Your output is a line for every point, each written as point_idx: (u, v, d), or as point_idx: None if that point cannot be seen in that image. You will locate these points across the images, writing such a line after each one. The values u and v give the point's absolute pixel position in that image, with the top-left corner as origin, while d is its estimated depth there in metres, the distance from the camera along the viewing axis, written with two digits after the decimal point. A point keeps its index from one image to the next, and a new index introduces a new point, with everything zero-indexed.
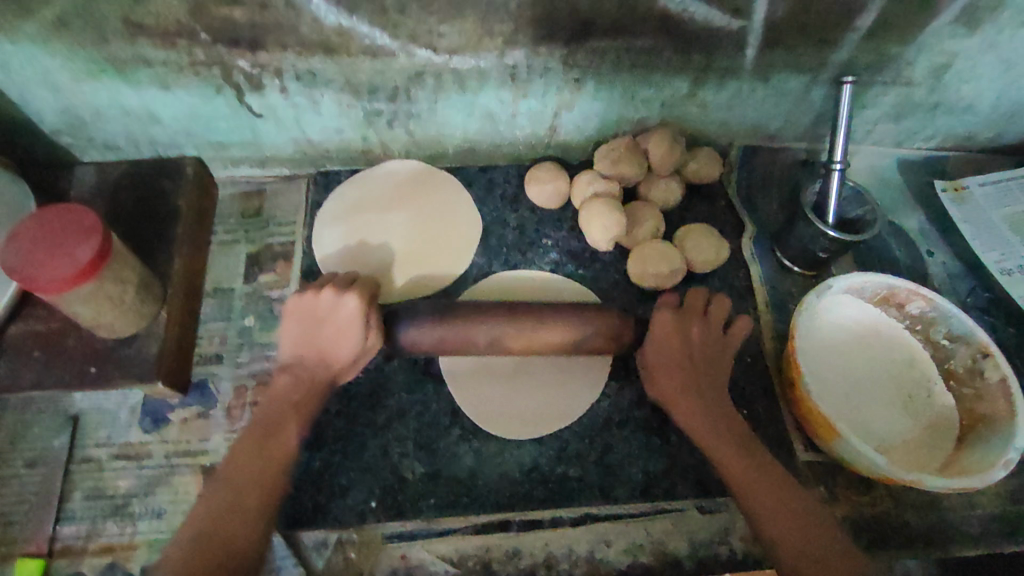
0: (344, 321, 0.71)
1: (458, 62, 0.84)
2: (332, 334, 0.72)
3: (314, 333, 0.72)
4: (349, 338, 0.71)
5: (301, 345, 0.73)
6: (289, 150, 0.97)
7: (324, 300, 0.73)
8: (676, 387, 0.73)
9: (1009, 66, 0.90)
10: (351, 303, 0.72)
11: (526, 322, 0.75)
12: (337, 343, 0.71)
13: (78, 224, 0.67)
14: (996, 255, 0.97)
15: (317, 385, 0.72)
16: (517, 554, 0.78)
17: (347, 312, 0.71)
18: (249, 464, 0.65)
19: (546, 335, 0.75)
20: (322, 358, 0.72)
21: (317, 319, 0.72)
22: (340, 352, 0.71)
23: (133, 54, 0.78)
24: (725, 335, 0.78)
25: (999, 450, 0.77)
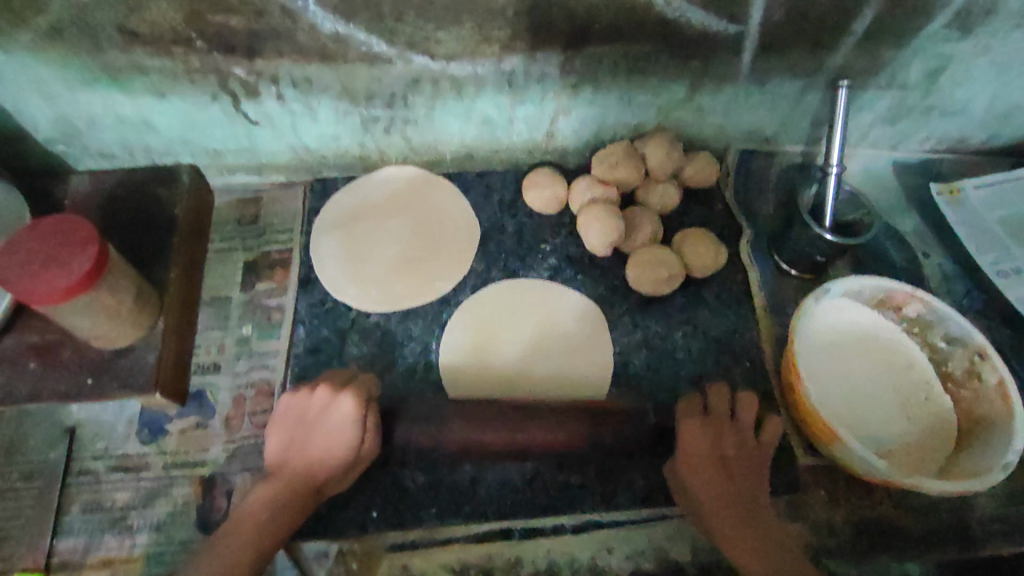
0: (338, 423, 0.68)
1: (455, 69, 0.83)
2: (322, 436, 0.68)
3: (304, 437, 0.69)
4: (341, 442, 0.68)
5: (288, 452, 0.69)
6: (285, 157, 0.97)
7: (317, 399, 0.70)
8: (705, 496, 0.69)
9: (1002, 69, 0.91)
10: (345, 405, 0.68)
11: (524, 424, 0.74)
12: (327, 447, 0.68)
13: (74, 235, 0.67)
14: (992, 256, 0.98)
15: (303, 491, 0.68)
16: (518, 563, 0.76)
17: (342, 414, 0.68)
18: (226, 546, 0.63)
19: (547, 437, 0.73)
20: (308, 465, 0.68)
21: (308, 423, 0.69)
22: (329, 458, 0.68)
23: (128, 63, 0.78)
24: (755, 442, 0.74)
25: (998, 452, 0.77)
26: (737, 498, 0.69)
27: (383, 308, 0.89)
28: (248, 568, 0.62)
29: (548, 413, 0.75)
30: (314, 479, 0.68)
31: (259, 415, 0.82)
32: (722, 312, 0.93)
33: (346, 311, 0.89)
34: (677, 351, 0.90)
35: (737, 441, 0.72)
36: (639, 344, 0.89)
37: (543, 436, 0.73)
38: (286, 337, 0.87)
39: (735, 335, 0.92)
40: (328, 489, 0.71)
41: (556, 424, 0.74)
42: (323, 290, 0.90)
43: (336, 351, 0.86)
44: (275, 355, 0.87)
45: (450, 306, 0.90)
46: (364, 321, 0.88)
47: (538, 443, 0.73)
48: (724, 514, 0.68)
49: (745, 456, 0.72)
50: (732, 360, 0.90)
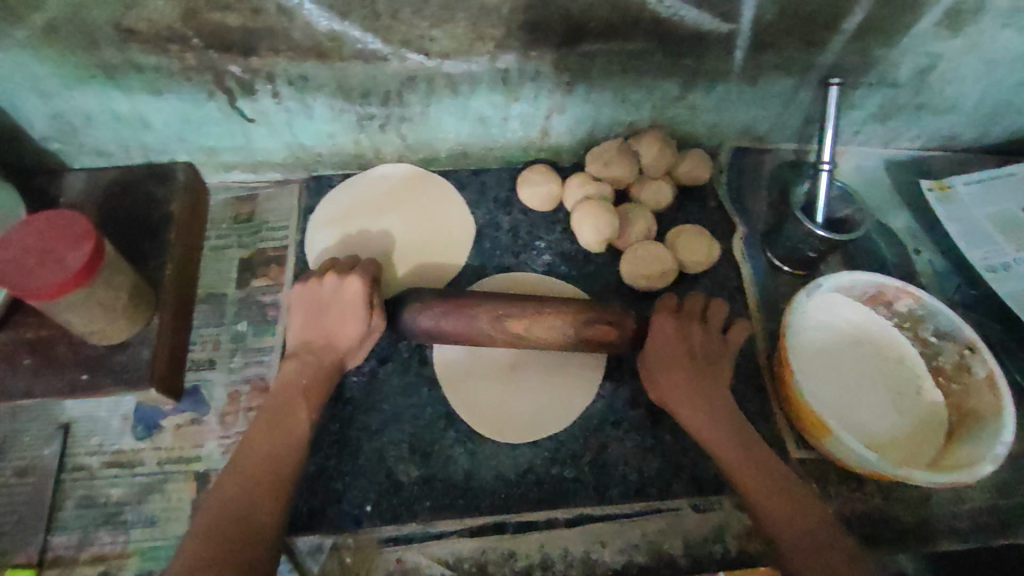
0: (348, 303, 0.75)
1: (451, 66, 0.84)
2: (338, 315, 0.75)
3: (321, 315, 0.76)
4: (353, 320, 0.74)
5: (308, 331, 0.76)
6: (281, 155, 0.97)
7: (328, 285, 0.76)
8: (675, 383, 0.74)
9: (992, 67, 0.92)
10: (355, 286, 0.75)
11: (514, 310, 0.75)
12: (342, 325, 0.75)
13: (69, 231, 0.67)
14: (980, 252, 0.99)
15: (325, 366, 0.74)
16: (513, 556, 0.74)
17: (351, 294, 0.75)
18: (263, 442, 0.67)
19: (534, 322, 0.75)
20: (331, 340, 0.75)
21: (323, 305, 0.76)
22: (346, 332, 0.74)
23: (124, 60, 0.78)
24: (720, 338, 0.79)
25: (987, 443, 0.78)
26: (703, 388, 0.74)
27: None
28: (298, 446, 0.68)
29: (545, 301, 0.76)
30: (336, 355, 0.75)
31: (254, 411, 0.82)
32: None
33: None
34: None
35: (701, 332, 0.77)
36: None
37: (531, 327, 0.74)
38: (281, 334, 0.88)
39: None
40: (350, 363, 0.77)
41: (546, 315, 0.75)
42: None
43: None
44: (270, 351, 0.87)
45: None
46: None
47: (524, 331, 0.75)
48: (688, 403, 0.74)
49: (712, 351, 0.77)
50: None
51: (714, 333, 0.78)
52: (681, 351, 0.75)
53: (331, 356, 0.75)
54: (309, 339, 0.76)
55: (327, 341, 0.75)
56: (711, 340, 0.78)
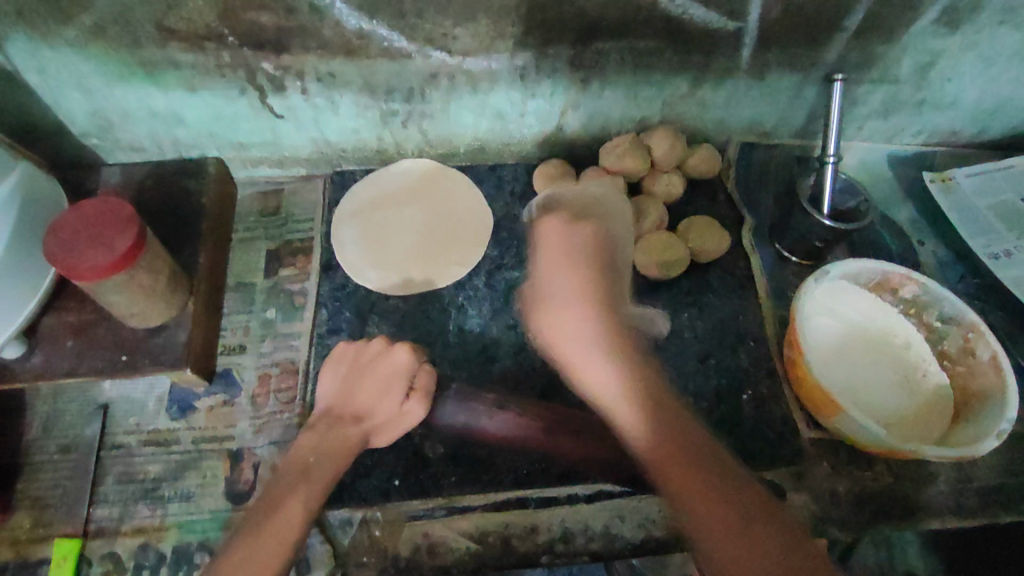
0: (390, 375, 0.75)
1: (471, 63, 0.88)
2: (375, 385, 0.75)
3: (356, 382, 0.76)
4: (388, 397, 0.74)
5: (338, 397, 0.75)
6: (307, 150, 1.01)
7: (373, 349, 0.78)
8: (563, 283, 0.74)
9: (989, 63, 0.96)
10: (400, 357, 0.76)
11: (555, 429, 0.76)
12: (375, 400, 0.74)
13: (116, 216, 0.71)
14: (983, 240, 1.02)
15: (350, 440, 0.72)
16: (535, 530, 0.79)
17: (396, 364, 0.76)
18: (264, 539, 0.61)
19: (569, 442, 0.75)
20: (357, 410, 0.74)
21: (363, 371, 0.76)
22: (378, 408, 0.74)
23: (164, 58, 0.82)
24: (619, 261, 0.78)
25: (992, 420, 0.81)
26: (593, 295, 0.73)
27: (401, 292, 0.92)
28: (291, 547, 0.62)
29: None
30: (363, 428, 0.73)
31: (284, 392, 0.85)
32: (726, 295, 0.97)
33: (366, 295, 0.92)
34: (683, 331, 0.94)
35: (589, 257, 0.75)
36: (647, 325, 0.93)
37: (563, 442, 0.75)
38: (309, 320, 0.91)
39: (738, 317, 0.95)
40: (375, 439, 0.75)
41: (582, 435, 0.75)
42: (343, 275, 0.94)
43: (357, 332, 0.89)
44: (299, 335, 0.90)
45: (466, 290, 0.94)
46: (384, 303, 0.92)
47: (557, 447, 0.76)
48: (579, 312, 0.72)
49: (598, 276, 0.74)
50: (736, 340, 0.93)
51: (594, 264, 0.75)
52: (566, 254, 0.76)
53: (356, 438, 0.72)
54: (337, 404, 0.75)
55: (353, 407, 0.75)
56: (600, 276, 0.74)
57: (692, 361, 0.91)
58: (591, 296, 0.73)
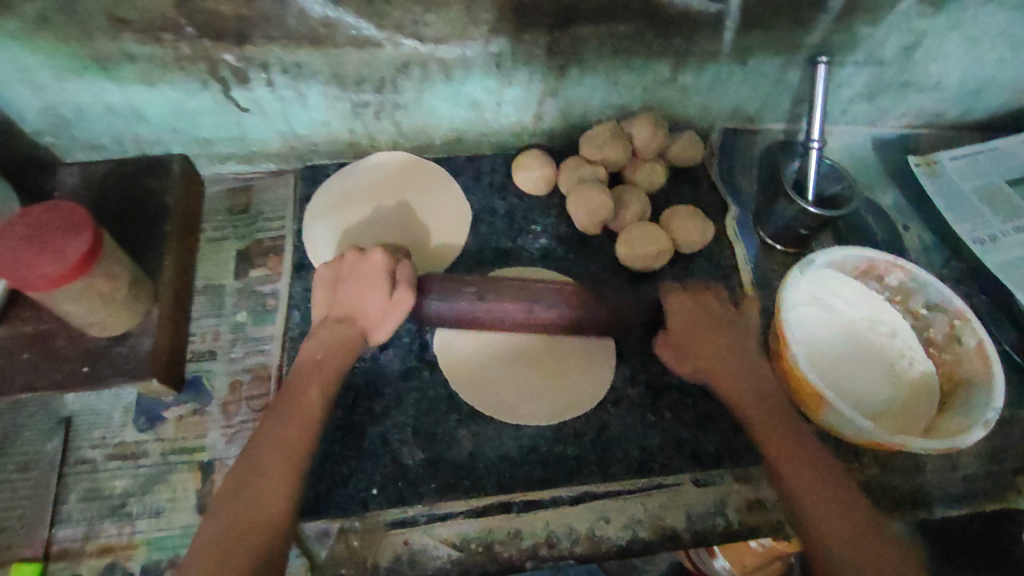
0: (370, 275, 0.74)
1: (445, 51, 0.84)
2: (359, 287, 0.74)
3: (343, 287, 0.75)
4: (374, 292, 0.73)
5: (331, 303, 0.76)
6: (276, 145, 0.97)
7: (349, 259, 0.76)
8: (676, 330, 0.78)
9: (974, 44, 0.94)
10: (377, 258, 0.75)
11: (538, 302, 0.78)
12: (364, 298, 0.74)
13: (68, 221, 0.66)
14: (969, 224, 1.01)
15: (345, 335, 0.73)
16: (519, 535, 0.76)
17: (374, 266, 0.74)
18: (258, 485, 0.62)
19: (557, 305, 0.79)
20: (349, 313, 0.74)
21: (344, 279, 0.76)
22: (368, 305, 0.73)
23: (117, 50, 0.78)
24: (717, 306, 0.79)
25: (978, 409, 0.80)
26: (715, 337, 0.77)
27: None
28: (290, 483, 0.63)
29: (568, 302, 0.79)
30: (357, 326, 0.74)
31: (257, 399, 0.82)
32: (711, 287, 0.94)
33: None
34: None
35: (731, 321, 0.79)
36: None
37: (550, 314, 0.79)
38: (280, 323, 0.88)
39: None
40: (375, 335, 0.75)
41: (569, 302, 0.79)
42: (316, 274, 0.90)
43: None
44: (271, 339, 0.87)
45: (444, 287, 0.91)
46: None
47: (547, 313, 0.79)
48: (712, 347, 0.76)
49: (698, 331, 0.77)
50: None
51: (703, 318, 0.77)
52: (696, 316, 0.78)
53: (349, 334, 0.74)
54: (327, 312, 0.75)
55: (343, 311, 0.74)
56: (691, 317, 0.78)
57: None
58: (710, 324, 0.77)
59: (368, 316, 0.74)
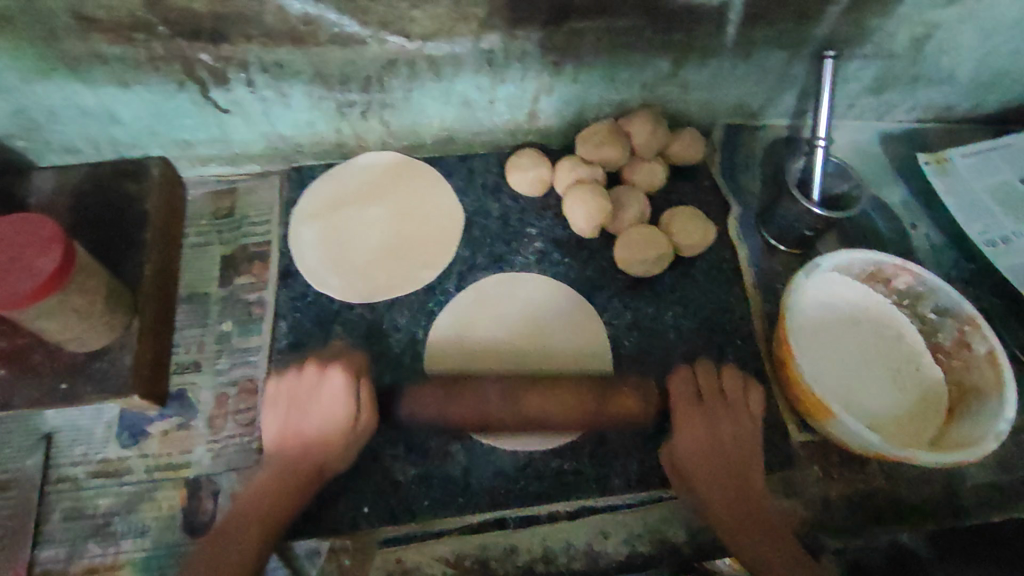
0: (330, 399, 0.69)
1: (433, 48, 0.80)
2: (319, 413, 0.69)
3: (300, 413, 0.70)
4: (333, 419, 0.69)
5: (286, 429, 0.70)
6: (260, 146, 0.93)
7: (307, 378, 0.71)
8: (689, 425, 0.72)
9: (988, 35, 0.89)
10: (335, 380, 0.70)
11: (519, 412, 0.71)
12: (322, 424, 0.69)
13: (35, 235, 0.63)
14: (979, 226, 0.97)
15: (303, 468, 0.69)
16: (514, 551, 0.77)
17: (331, 392, 0.69)
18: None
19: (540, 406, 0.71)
20: (304, 443, 0.69)
21: (302, 403, 0.70)
22: (328, 429, 0.69)
23: (87, 51, 0.74)
24: (725, 402, 0.74)
25: (988, 421, 0.77)
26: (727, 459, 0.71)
27: (363, 298, 0.86)
28: None
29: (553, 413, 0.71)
30: (309, 460, 0.69)
31: (243, 413, 0.80)
32: (712, 292, 0.91)
33: (329, 304, 0.86)
34: (668, 331, 0.88)
35: (747, 433, 0.73)
36: (629, 326, 0.88)
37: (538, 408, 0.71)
38: (267, 333, 0.85)
39: (725, 314, 0.90)
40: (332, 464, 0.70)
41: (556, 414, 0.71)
42: (304, 282, 0.87)
43: (320, 345, 0.84)
44: (258, 350, 0.84)
45: (436, 294, 0.88)
46: (348, 313, 0.86)
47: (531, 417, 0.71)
48: (713, 455, 0.71)
49: (720, 438, 0.72)
50: (724, 339, 0.89)
51: (719, 419, 0.73)
52: (708, 435, 0.71)
53: (300, 458, 0.69)
54: (281, 443, 0.70)
55: (296, 443, 0.69)
56: (714, 426, 0.72)
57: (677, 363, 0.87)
58: (718, 447, 0.71)
59: (321, 443, 0.69)
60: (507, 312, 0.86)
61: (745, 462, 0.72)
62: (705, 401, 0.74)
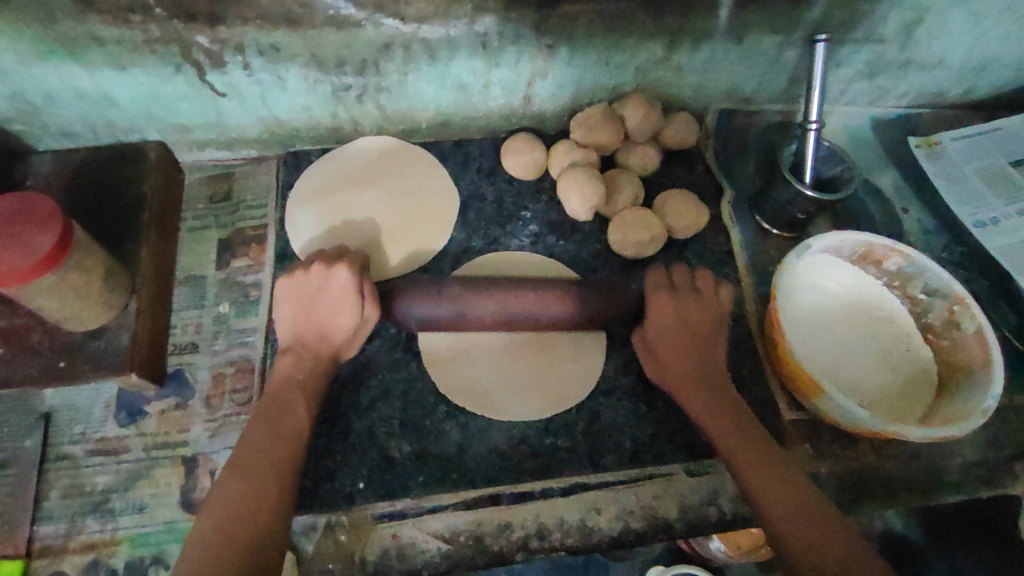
0: (338, 292, 0.73)
1: (427, 31, 0.81)
2: (329, 304, 0.74)
3: (312, 306, 0.74)
4: (345, 310, 0.73)
5: (301, 322, 0.74)
6: (257, 130, 0.94)
7: (315, 275, 0.74)
8: (661, 319, 0.77)
9: (978, 19, 0.90)
10: (342, 276, 0.73)
11: (515, 309, 0.74)
12: (334, 317, 0.73)
13: (33, 214, 0.64)
14: (970, 208, 0.98)
15: (319, 356, 0.73)
16: (509, 527, 0.75)
17: (340, 285, 0.73)
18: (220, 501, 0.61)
19: (537, 303, 0.75)
20: (320, 332, 0.74)
21: (313, 297, 0.74)
22: (340, 319, 0.73)
23: (84, 33, 0.75)
24: (710, 296, 0.79)
25: (977, 398, 0.78)
26: (699, 343, 0.76)
27: None
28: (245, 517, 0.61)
29: (549, 307, 0.75)
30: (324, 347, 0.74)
31: (240, 393, 0.81)
32: (705, 274, 0.92)
33: None
34: None
35: (713, 316, 0.78)
36: None
37: (530, 312, 0.75)
38: (264, 314, 0.86)
39: None
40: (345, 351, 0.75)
41: (560, 307, 0.76)
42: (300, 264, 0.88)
43: None
44: (255, 331, 0.85)
45: (432, 276, 0.89)
46: None
47: (529, 313, 0.75)
48: (685, 349, 0.75)
49: (700, 319, 0.77)
50: None
51: (693, 307, 0.77)
52: (680, 321, 0.76)
53: (318, 344, 0.74)
54: (299, 332, 0.74)
55: (314, 333, 0.74)
56: (689, 312, 0.77)
57: None
58: (692, 335, 0.76)
59: (331, 330, 0.74)
60: (500, 275, 0.88)
61: (717, 352, 0.77)
62: (677, 290, 0.79)
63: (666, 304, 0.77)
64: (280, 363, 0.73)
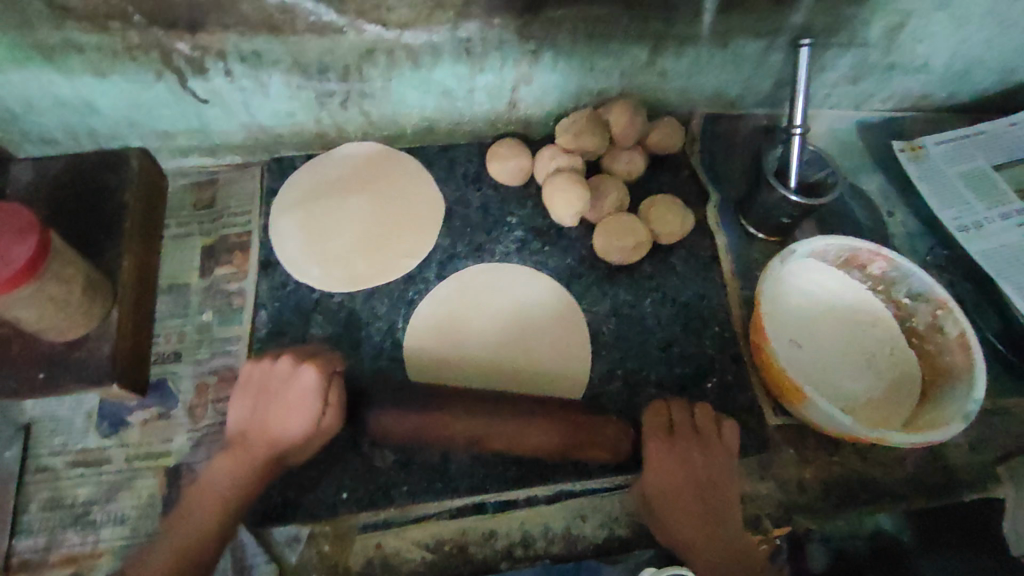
0: (297, 397, 0.68)
1: (410, 37, 0.80)
2: (282, 407, 0.69)
3: (267, 402, 0.70)
4: (297, 415, 0.68)
5: (250, 422, 0.70)
6: (240, 137, 0.93)
7: (280, 370, 0.70)
8: (660, 461, 0.72)
9: (961, 23, 0.91)
10: (308, 377, 0.69)
11: (486, 431, 0.70)
12: (285, 417, 0.68)
13: (10, 224, 0.63)
14: (953, 211, 0.99)
15: (261, 461, 0.69)
16: (494, 535, 0.78)
17: (303, 387, 0.68)
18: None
19: (506, 425, 0.70)
20: (267, 436, 0.69)
21: (267, 394, 0.70)
22: (290, 421, 0.68)
23: (61, 40, 0.74)
24: (713, 439, 0.74)
25: (959, 403, 0.78)
26: (700, 491, 0.71)
27: (343, 288, 0.87)
28: None
29: (519, 420, 0.70)
30: (273, 448, 0.69)
31: (223, 402, 0.80)
32: (690, 280, 0.92)
33: (308, 294, 0.87)
34: (646, 318, 0.89)
35: (719, 463, 0.72)
36: (608, 314, 0.89)
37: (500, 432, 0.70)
38: (248, 322, 0.85)
39: (703, 300, 0.91)
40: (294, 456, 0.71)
41: (531, 427, 0.70)
42: (284, 271, 0.88)
43: (301, 334, 0.84)
44: (238, 339, 0.85)
45: (416, 283, 0.88)
46: (328, 302, 0.86)
47: (499, 437, 0.70)
48: (688, 498, 0.71)
49: (705, 467, 0.72)
50: (701, 324, 0.90)
51: (695, 453, 0.72)
52: (676, 467, 0.71)
53: (264, 446, 0.69)
54: (246, 432, 0.70)
55: (263, 436, 0.69)
56: (694, 460, 0.72)
57: (656, 349, 0.87)
58: (698, 485, 0.71)
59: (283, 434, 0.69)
60: (481, 312, 0.86)
61: (717, 495, 0.72)
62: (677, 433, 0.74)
63: (663, 445, 0.72)
64: (218, 463, 0.69)
